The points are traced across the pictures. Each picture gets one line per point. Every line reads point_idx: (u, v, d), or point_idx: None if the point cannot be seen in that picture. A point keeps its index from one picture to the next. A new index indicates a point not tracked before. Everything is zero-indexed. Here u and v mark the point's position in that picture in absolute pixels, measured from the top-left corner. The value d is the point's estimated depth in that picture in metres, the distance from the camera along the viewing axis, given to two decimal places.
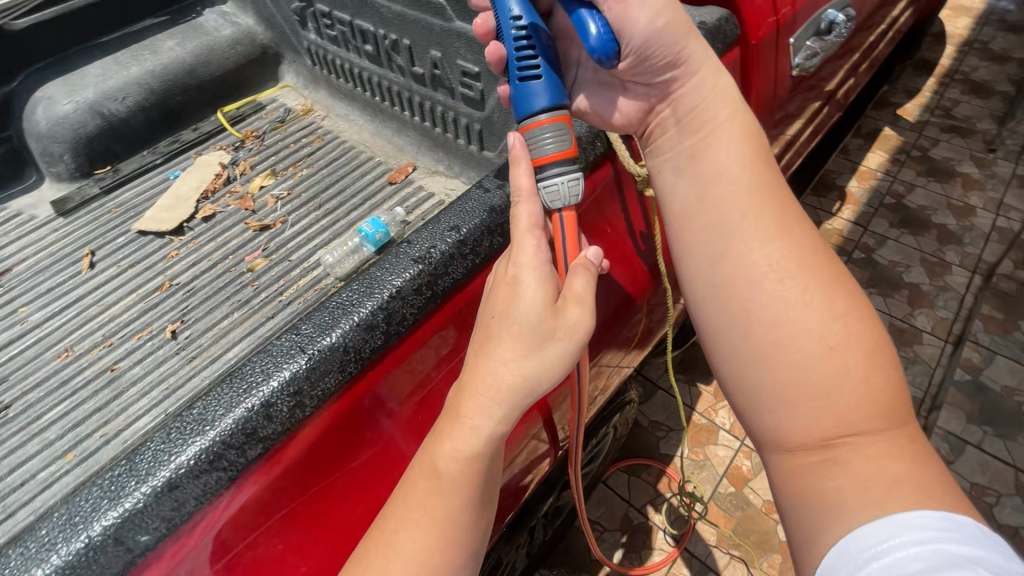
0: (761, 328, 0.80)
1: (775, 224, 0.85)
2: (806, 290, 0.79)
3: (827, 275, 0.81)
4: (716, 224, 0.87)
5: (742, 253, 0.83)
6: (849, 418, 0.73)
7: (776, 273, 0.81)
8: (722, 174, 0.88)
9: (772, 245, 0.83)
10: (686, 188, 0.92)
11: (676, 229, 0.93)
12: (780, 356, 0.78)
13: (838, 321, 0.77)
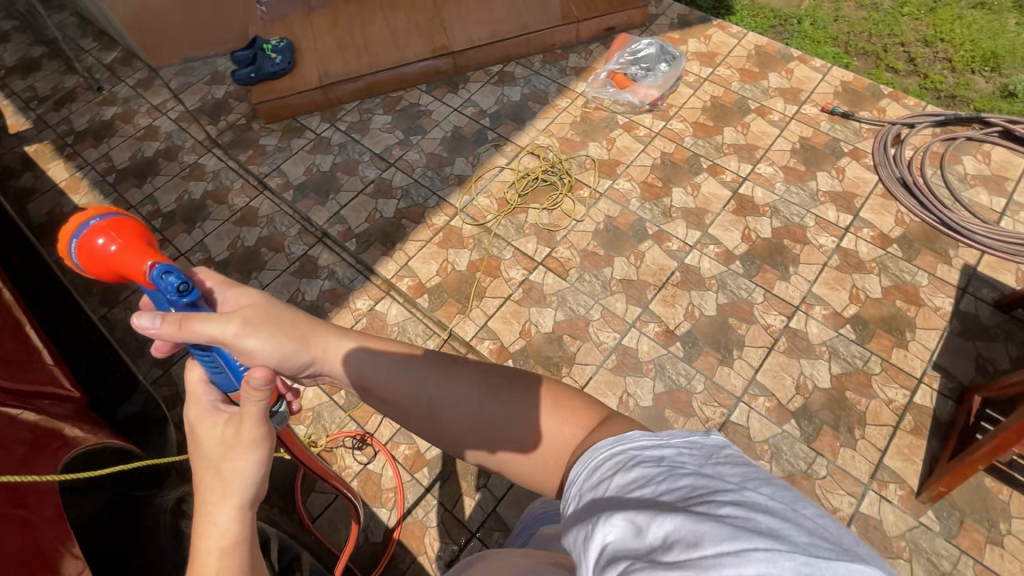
0: (515, 456, 0.87)
1: (487, 376, 0.91)
2: (520, 401, 0.88)
3: (526, 385, 0.90)
4: (426, 406, 0.91)
5: (444, 400, 0.89)
6: None
7: (487, 395, 0.89)
8: (425, 352, 0.97)
9: (456, 384, 0.90)
10: (404, 370, 0.94)
11: (424, 417, 0.92)
12: (552, 455, 0.84)
13: (553, 407, 0.86)
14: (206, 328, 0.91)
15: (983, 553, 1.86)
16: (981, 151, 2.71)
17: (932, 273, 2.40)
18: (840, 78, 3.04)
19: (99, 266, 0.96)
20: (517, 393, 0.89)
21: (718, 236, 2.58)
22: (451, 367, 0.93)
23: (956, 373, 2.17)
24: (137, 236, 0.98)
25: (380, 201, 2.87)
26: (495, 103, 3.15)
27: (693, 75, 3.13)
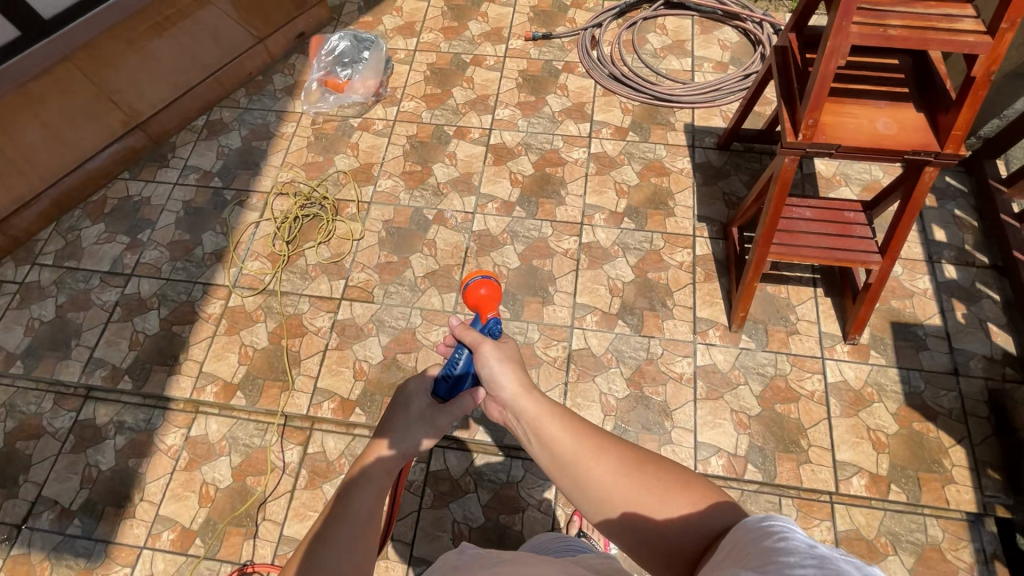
0: (589, 475, 0.85)
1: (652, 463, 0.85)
2: (651, 477, 0.83)
3: (674, 470, 0.84)
4: (563, 455, 0.88)
5: (583, 461, 0.86)
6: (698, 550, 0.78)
7: (625, 469, 0.84)
8: (575, 416, 0.93)
9: (595, 452, 0.86)
10: (550, 418, 0.94)
11: (554, 466, 0.90)
12: (667, 533, 0.80)
13: (689, 496, 0.81)
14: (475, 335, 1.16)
15: (789, 346, 2.23)
16: (658, 26, 3.07)
17: (666, 143, 2.70)
18: (528, 4, 3.19)
19: (472, 300, 1.50)
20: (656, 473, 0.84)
21: (491, 192, 2.62)
22: (604, 442, 0.87)
23: (716, 217, 2.50)
24: (497, 295, 1.51)
25: (135, 319, 2.42)
26: (216, 159, 2.80)
27: (400, 52, 3.06)
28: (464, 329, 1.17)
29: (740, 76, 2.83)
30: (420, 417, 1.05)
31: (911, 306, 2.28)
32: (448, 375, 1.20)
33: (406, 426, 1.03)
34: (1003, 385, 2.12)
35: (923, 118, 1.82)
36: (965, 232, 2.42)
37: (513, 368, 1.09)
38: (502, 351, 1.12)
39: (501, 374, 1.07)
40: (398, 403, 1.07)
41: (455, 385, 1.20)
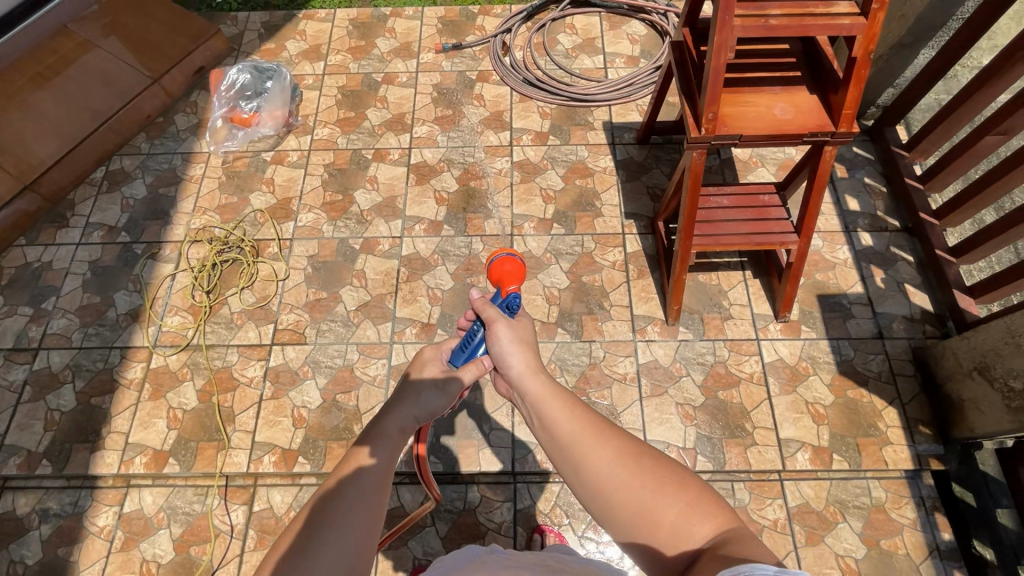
0: (593, 460, 0.95)
1: (654, 467, 0.94)
2: (649, 477, 0.93)
3: (672, 468, 0.94)
4: (568, 437, 0.98)
5: (589, 454, 0.95)
6: (663, 536, 0.90)
7: (624, 460, 0.94)
8: (582, 404, 1.04)
9: (601, 449, 0.96)
10: (559, 405, 1.05)
11: (557, 445, 1.01)
12: (654, 522, 0.90)
13: (681, 494, 0.91)
14: (492, 312, 1.25)
15: (725, 332, 2.27)
16: (567, 26, 3.06)
17: (587, 143, 2.70)
18: (434, 15, 3.12)
19: (495, 275, 1.54)
20: (652, 470, 0.94)
21: (417, 213, 2.56)
22: (601, 433, 0.98)
23: (643, 212, 2.52)
24: (521, 271, 1.54)
25: (48, 397, 2.24)
26: (121, 212, 2.61)
27: (308, 77, 2.95)
28: (483, 304, 1.25)
29: (652, 69, 2.85)
30: (432, 384, 1.11)
31: (834, 278, 2.36)
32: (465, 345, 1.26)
33: (420, 392, 1.09)
34: (925, 342, 2.22)
35: (817, 99, 1.87)
36: (876, 199, 2.52)
37: (525, 347, 1.19)
38: (514, 331, 1.21)
39: (513, 353, 1.17)
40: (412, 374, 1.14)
41: (469, 355, 1.27)
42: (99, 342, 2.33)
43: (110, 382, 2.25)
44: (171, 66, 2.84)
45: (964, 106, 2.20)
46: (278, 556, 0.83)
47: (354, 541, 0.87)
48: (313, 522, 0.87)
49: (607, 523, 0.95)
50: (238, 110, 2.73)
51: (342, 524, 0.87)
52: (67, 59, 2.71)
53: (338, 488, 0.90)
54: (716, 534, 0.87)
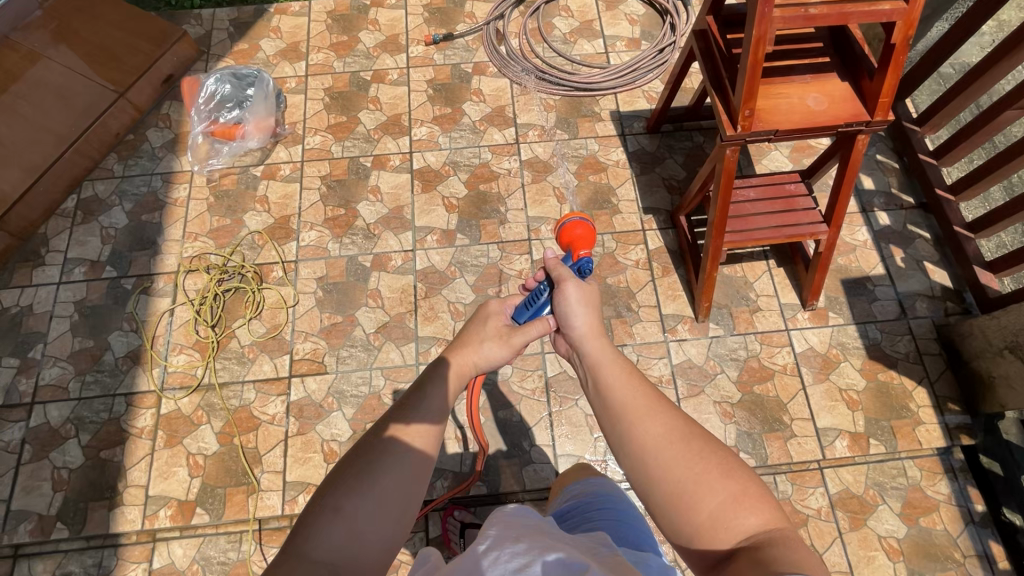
0: (645, 430, 1.03)
1: (708, 452, 0.99)
2: (699, 459, 0.98)
3: (722, 457, 0.99)
4: (622, 404, 1.06)
5: (638, 422, 1.03)
6: (704, 519, 0.94)
7: (675, 439, 1.00)
8: (639, 377, 1.13)
9: (653, 423, 1.03)
10: (616, 373, 1.15)
11: (610, 413, 1.09)
12: (694, 503, 0.96)
13: (728, 483, 0.96)
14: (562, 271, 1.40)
15: (754, 324, 2.25)
16: (562, 8, 2.90)
17: (596, 136, 2.60)
18: (419, 3, 2.91)
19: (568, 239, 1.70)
20: (703, 455, 0.99)
21: (428, 223, 2.43)
22: (657, 409, 1.05)
23: (661, 206, 2.45)
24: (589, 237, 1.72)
25: (52, 454, 2.07)
26: (102, 244, 2.40)
27: (290, 80, 2.73)
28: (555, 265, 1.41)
29: (655, 52, 2.74)
30: (494, 336, 1.28)
31: (857, 261, 2.35)
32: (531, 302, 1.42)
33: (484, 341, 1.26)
34: (947, 320, 2.25)
35: (848, 87, 1.82)
36: (889, 176, 2.51)
37: (586, 310, 1.35)
38: (577, 291, 1.36)
39: (577, 313, 1.33)
40: (478, 321, 1.31)
41: (533, 313, 1.42)
42: (101, 390, 2.16)
43: (119, 432, 2.10)
44: (137, 78, 2.58)
45: (976, 81, 2.17)
46: (340, 479, 0.93)
47: (407, 474, 0.94)
48: (371, 450, 0.95)
49: (648, 494, 1.01)
50: (215, 122, 2.50)
51: (399, 455, 0.94)
52: (17, 76, 2.44)
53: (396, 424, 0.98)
54: (757, 530, 0.93)
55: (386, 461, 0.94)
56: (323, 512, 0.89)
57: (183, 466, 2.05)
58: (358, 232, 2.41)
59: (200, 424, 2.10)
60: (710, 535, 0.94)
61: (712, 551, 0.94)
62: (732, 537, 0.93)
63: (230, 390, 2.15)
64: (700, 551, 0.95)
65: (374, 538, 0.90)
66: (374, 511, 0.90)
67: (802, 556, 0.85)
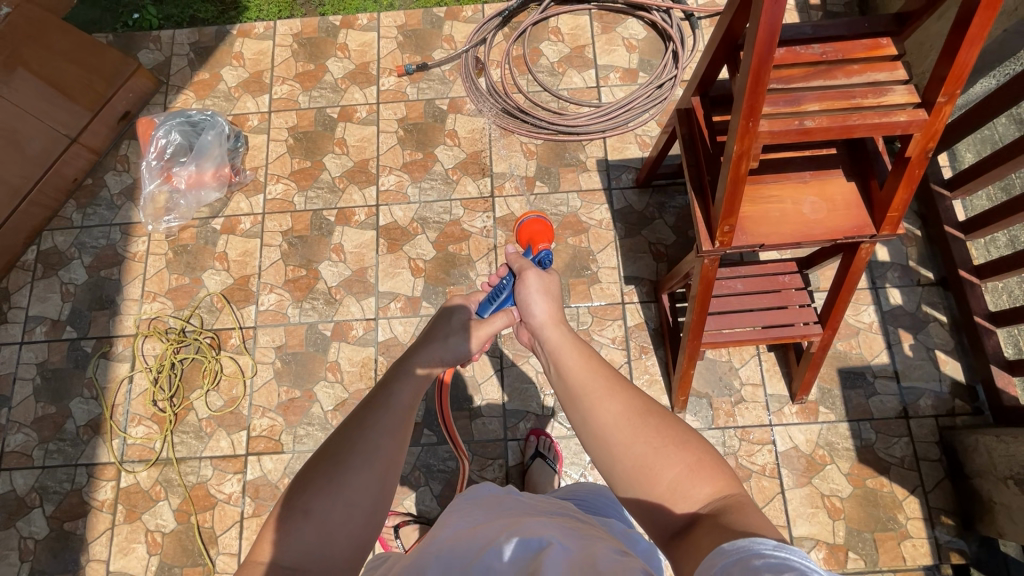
0: (601, 408, 0.90)
1: (664, 424, 0.87)
2: (655, 433, 0.85)
3: (679, 426, 0.87)
4: (578, 384, 0.95)
5: (591, 402, 0.91)
6: (658, 493, 0.82)
7: (631, 416, 0.88)
8: (598, 357, 1.01)
9: (608, 400, 0.90)
10: (574, 355, 1.03)
11: (567, 394, 0.97)
12: (652, 478, 0.83)
13: (685, 452, 0.84)
14: (524, 265, 1.29)
15: (735, 417, 2.09)
16: (551, 31, 2.59)
17: (580, 189, 2.36)
18: (393, 23, 2.63)
19: (524, 235, 1.44)
20: (662, 427, 0.86)
21: (392, 288, 2.28)
22: (611, 387, 0.93)
23: (645, 275, 2.25)
24: (546, 233, 1.43)
25: (19, 524, 2.10)
26: (62, 302, 2.34)
27: (252, 117, 2.54)
28: (515, 257, 1.31)
29: (653, 88, 2.43)
30: (462, 328, 1.18)
31: (857, 346, 2.14)
32: (494, 297, 1.30)
33: (449, 335, 1.15)
34: (953, 423, 2.03)
35: (854, 189, 1.55)
36: (909, 245, 2.22)
37: (550, 294, 1.25)
38: (541, 281, 1.26)
39: (539, 302, 1.22)
40: (441, 319, 1.20)
41: (498, 306, 1.31)
42: (62, 458, 2.16)
43: (80, 505, 2.11)
44: (90, 117, 2.42)
45: (1007, 161, 1.83)
46: (308, 478, 0.84)
47: (380, 467, 0.86)
48: (340, 448, 0.86)
49: (608, 476, 0.88)
50: (171, 172, 2.36)
51: (370, 449, 0.86)
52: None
53: (368, 416, 0.90)
54: (717, 498, 0.79)
55: (369, 436, 0.87)
56: (292, 517, 0.81)
57: (140, 545, 2.06)
58: (320, 297, 2.28)
59: (156, 502, 2.09)
60: (669, 508, 0.81)
61: (671, 525, 0.80)
62: (692, 506, 0.80)
63: (187, 468, 2.13)
64: (660, 527, 0.82)
65: (347, 538, 0.81)
66: (346, 509, 0.82)
67: (765, 519, 0.73)
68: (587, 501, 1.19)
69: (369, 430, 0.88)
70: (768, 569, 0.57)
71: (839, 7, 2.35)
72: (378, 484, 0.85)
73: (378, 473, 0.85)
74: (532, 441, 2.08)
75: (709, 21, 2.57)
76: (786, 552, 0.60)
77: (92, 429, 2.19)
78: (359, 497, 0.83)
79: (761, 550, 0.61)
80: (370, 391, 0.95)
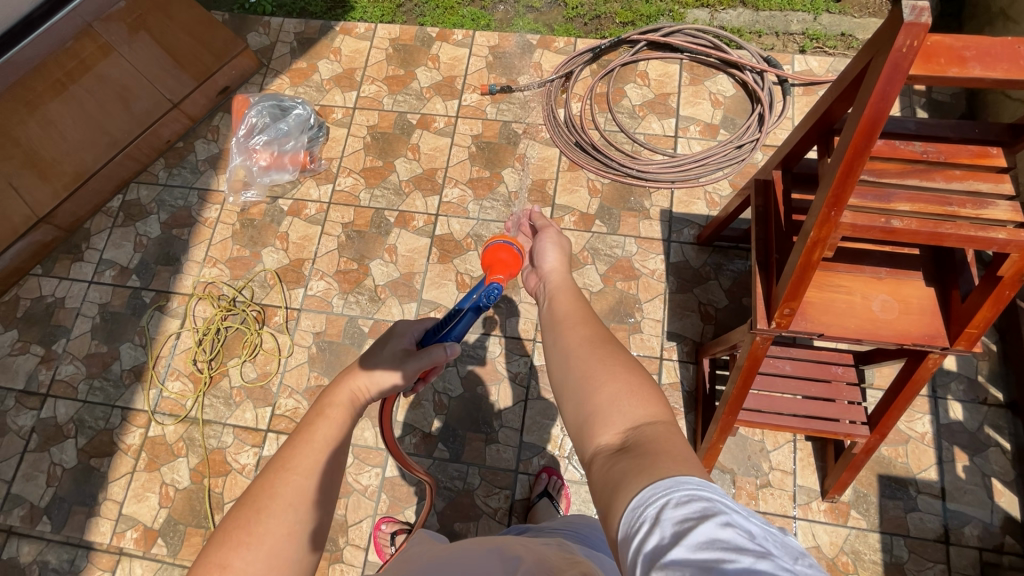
0: (569, 336, 0.95)
1: (617, 355, 0.89)
2: (609, 360, 0.87)
3: (633, 361, 0.87)
4: (560, 317, 1.01)
5: (564, 331, 0.97)
6: (592, 409, 0.83)
7: (592, 343, 0.91)
8: (585, 302, 1.06)
9: (579, 331, 0.95)
10: (567, 296, 1.09)
11: (549, 324, 1.03)
12: (591, 392, 0.84)
13: (630, 380, 0.84)
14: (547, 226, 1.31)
15: (758, 501, 1.99)
16: (638, 74, 2.59)
17: (638, 236, 2.34)
18: (486, 43, 2.70)
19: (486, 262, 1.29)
20: (619, 357, 0.88)
21: (434, 298, 2.31)
22: (585, 323, 0.98)
23: (688, 334, 2.20)
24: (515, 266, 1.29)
25: (52, 449, 2.23)
26: (134, 251, 2.49)
27: (337, 111, 2.65)
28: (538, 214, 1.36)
29: (732, 148, 2.39)
30: (392, 362, 1.01)
31: (904, 456, 2.00)
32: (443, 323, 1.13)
33: (378, 363, 1.00)
34: (999, 560, 1.86)
35: (932, 296, 1.46)
36: (981, 359, 2.08)
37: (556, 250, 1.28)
38: (558, 236, 1.29)
39: (552, 256, 1.25)
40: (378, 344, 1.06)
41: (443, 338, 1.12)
42: (102, 396, 2.28)
43: (110, 444, 2.22)
44: (194, 88, 2.59)
45: None
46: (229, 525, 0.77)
47: (309, 510, 0.80)
48: (263, 492, 0.79)
49: (558, 393, 0.90)
50: (254, 149, 2.50)
51: (296, 489, 0.80)
52: (88, 68, 2.37)
53: (296, 453, 0.84)
54: (647, 424, 0.78)
55: (297, 481, 0.81)
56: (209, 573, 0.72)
57: (153, 497, 2.14)
58: (365, 293, 2.34)
59: (176, 456, 2.18)
60: (599, 420, 0.81)
61: (598, 437, 0.80)
62: (621, 425, 0.79)
63: (210, 431, 2.20)
64: (587, 440, 0.82)
65: None
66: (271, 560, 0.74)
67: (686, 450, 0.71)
68: (583, 525, 1.17)
69: (298, 478, 0.82)
70: (687, 533, 0.59)
71: (944, 97, 2.25)
72: (307, 534, 0.79)
73: (306, 520, 0.79)
74: (543, 479, 2.04)
75: (803, 89, 2.51)
76: (706, 490, 0.63)
77: (134, 376, 2.31)
78: (290, 546, 0.77)
79: (680, 511, 0.62)
80: (296, 432, 0.89)
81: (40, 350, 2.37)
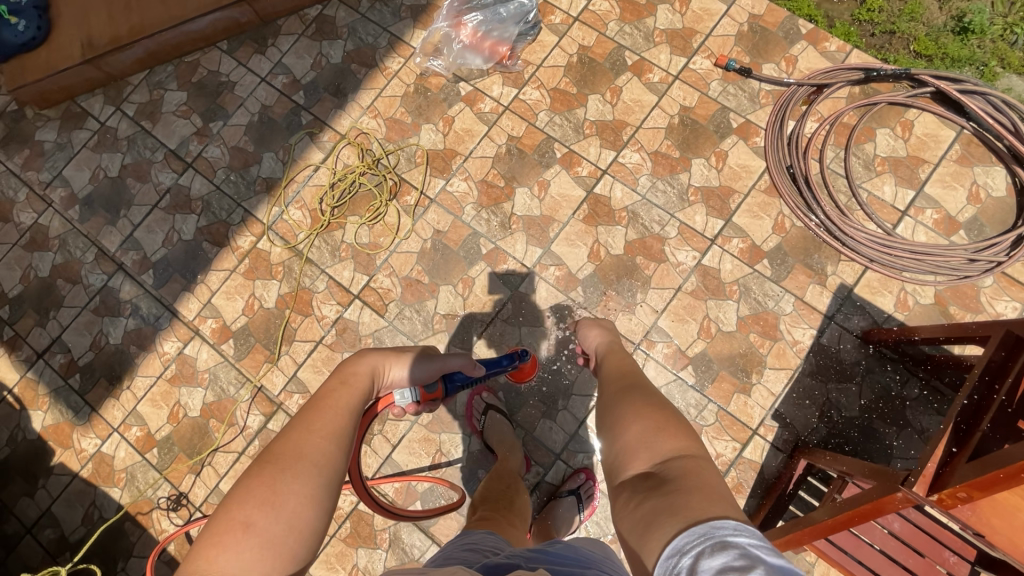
0: (619, 393, 1.17)
1: (653, 402, 1.07)
2: (646, 405, 1.06)
3: (668, 408, 1.04)
4: (618, 381, 1.24)
5: (616, 390, 1.20)
6: (629, 450, 0.98)
7: (636, 397, 1.11)
8: (639, 369, 1.28)
9: (630, 388, 1.17)
10: (626, 366, 1.32)
11: (608, 385, 1.25)
12: (627, 433, 1.01)
13: (661, 419, 0.99)
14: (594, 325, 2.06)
15: None
16: (902, 122, 2.14)
17: (800, 298, 2.05)
18: (749, 9, 2.30)
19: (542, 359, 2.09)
20: (652, 403, 1.07)
21: (561, 253, 2.16)
22: (632, 382, 1.20)
23: (796, 424, 1.96)
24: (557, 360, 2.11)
25: (177, 216, 2.37)
26: (310, 67, 2.46)
27: (557, 13, 2.39)
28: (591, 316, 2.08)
29: (962, 258, 1.98)
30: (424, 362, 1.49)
31: None
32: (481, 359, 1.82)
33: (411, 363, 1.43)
34: None
35: None
36: None
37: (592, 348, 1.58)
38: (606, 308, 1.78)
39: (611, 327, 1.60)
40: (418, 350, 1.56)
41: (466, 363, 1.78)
42: (232, 190, 2.37)
43: (223, 237, 2.33)
44: None
45: None
46: (246, 490, 0.87)
47: (323, 464, 0.94)
48: (282, 456, 0.93)
49: (605, 440, 1.08)
50: (461, 18, 2.32)
51: (310, 450, 0.95)
52: None
53: (305, 425, 1.00)
54: (674, 453, 0.91)
55: (307, 441, 0.96)
56: (231, 530, 0.82)
57: (240, 302, 2.26)
58: (499, 215, 2.22)
59: (272, 276, 2.26)
60: (632, 456, 0.96)
61: (631, 470, 0.94)
62: (651, 456, 0.93)
63: (307, 270, 2.26)
64: (623, 476, 0.96)
65: (297, 531, 0.86)
66: (291, 514, 0.86)
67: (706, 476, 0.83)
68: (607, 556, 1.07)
69: (306, 441, 0.96)
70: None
71: None
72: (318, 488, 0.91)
73: (319, 476, 0.92)
74: (579, 478, 1.97)
75: None
76: (741, 531, 0.67)
77: (265, 186, 2.36)
78: (307, 498, 0.89)
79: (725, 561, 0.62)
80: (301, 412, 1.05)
81: (199, 122, 2.45)
